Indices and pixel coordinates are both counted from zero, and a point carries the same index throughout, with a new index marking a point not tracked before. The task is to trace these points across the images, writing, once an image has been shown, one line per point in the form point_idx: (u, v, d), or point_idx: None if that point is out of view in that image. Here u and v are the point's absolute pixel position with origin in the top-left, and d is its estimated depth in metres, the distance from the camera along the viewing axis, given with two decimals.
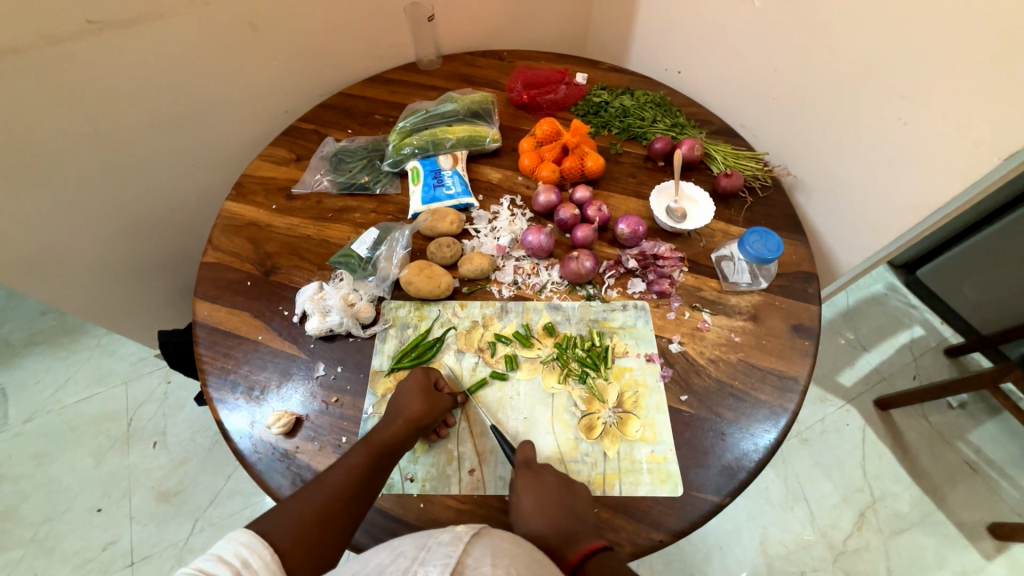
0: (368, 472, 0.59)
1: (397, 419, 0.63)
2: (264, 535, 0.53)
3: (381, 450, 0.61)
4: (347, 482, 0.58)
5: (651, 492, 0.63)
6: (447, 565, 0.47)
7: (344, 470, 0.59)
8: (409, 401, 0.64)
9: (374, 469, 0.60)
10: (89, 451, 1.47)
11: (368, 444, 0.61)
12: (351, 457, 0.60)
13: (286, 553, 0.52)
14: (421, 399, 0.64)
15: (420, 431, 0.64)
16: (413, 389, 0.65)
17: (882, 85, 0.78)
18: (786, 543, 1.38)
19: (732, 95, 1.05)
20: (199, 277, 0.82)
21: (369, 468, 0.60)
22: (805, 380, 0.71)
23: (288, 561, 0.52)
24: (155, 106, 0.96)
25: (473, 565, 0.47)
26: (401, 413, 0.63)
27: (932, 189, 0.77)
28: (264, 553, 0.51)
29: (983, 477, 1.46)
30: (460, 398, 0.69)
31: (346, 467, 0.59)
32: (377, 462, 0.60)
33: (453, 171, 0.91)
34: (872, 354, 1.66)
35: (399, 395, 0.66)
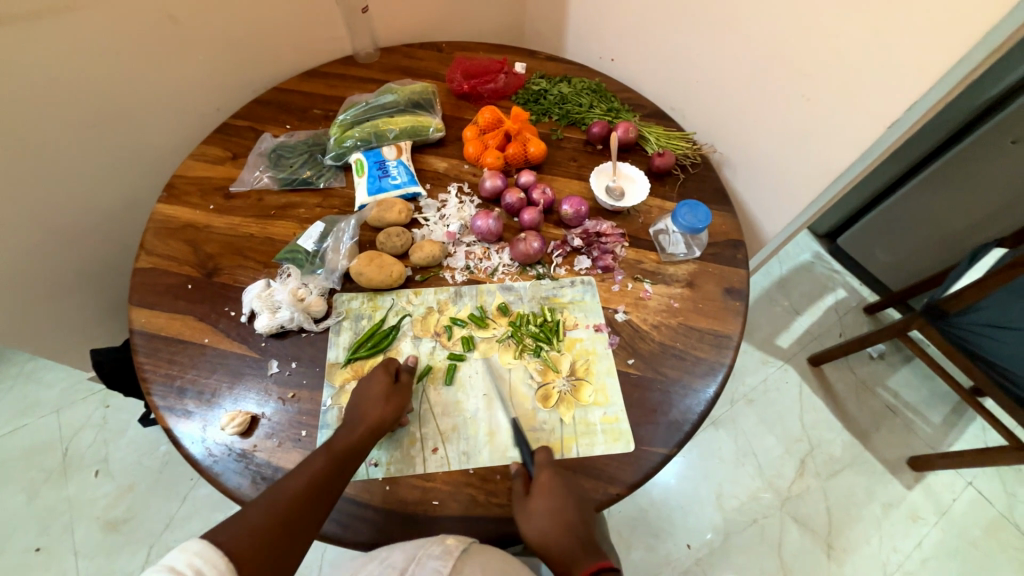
0: (331, 476, 0.59)
1: (360, 423, 0.63)
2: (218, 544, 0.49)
3: (344, 453, 0.61)
4: (308, 487, 0.57)
5: (606, 450, 0.67)
6: None
7: (306, 475, 0.58)
8: (372, 404, 0.64)
9: (337, 473, 0.59)
10: (19, 488, 1.35)
11: (331, 449, 0.61)
12: (313, 461, 0.59)
13: (240, 561, 0.49)
14: (384, 402, 0.65)
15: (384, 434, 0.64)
16: (377, 391, 0.65)
17: (786, 66, 0.87)
18: (740, 496, 1.49)
19: (662, 79, 1.12)
20: (133, 285, 0.78)
21: (332, 472, 0.59)
22: (737, 337, 0.78)
23: (242, 569, 0.49)
24: (68, 106, 0.89)
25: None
26: (364, 417, 0.64)
27: (835, 157, 0.86)
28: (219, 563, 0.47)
29: (901, 417, 1.65)
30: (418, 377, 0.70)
31: (308, 471, 0.58)
32: (339, 465, 0.60)
33: (397, 161, 0.91)
34: (804, 316, 1.82)
35: (360, 397, 0.65)
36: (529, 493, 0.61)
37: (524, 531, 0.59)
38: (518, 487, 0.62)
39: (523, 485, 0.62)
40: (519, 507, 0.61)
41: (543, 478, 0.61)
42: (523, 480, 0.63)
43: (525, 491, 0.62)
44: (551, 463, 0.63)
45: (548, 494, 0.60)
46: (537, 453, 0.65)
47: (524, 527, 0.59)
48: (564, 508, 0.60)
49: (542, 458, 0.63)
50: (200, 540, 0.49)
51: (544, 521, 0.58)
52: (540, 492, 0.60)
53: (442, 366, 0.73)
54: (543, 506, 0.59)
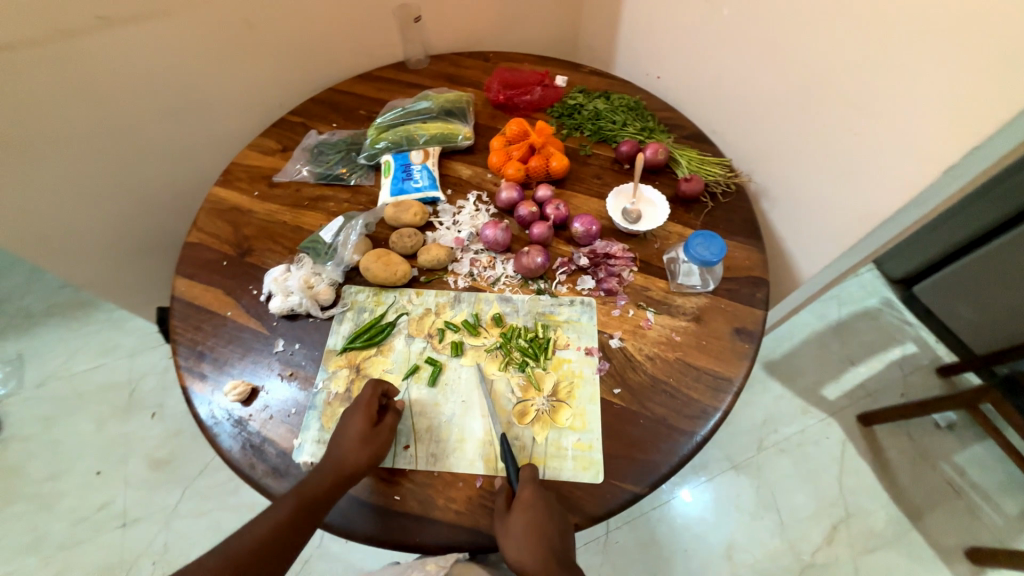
0: (295, 527, 0.60)
1: (331, 470, 0.63)
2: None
3: (310, 501, 0.61)
4: (272, 538, 0.60)
5: (573, 477, 0.66)
6: None
7: (272, 524, 0.60)
8: (345, 450, 0.64)
9: (301, 521, 0.61)
10: (93, 417, 1.57)
11: (297, 499, 0.61)
12: (280, 506, 0.61)
13: None
14: (357, 451, 0.64)
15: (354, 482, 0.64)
16: (354, 437, 0.64)
17: (836, 97, 0.81)
18: (753, 552, 1.38)
19: (707, 101, 1.07)
20: (180, 256, 0.89)
21: (296, 521, 0.60)
22: (739, 382, 0.73)
23: None
24: (156, 96, 1.03)
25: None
26: (335, 463, 0.63)
27: (881, 200, 0.79)
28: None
29: (965, 500, 1.43)
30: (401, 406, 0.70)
31: (275, 518, 0.60)
32: (303, 516, 0.61)
33: (422, 166, 0.95)
34: (861, 368, 1.64)
35: (335, 438, 0.65)
36: (510, 510, 0.62)
37: (504, 551, 0.60)
38: (501, 504, 0.63)
39: (505, 502, 0.63)
40: (500, 525, 0.61)
41: (524, 495, 0.62)
42: (505, 497, 0.63)
43: (506, 508, 0.63)
44: (535, 480, 0.64)
45: (527, 511, 0.61)
46: (522, 470, 0.65)
47: (505, 546, 0.60)
48: (544, 525, 0.60)
49: (526, 475, 0.64)
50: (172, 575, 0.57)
51: (523, 539, 0.59)
52: (519, 508, 0.61)
53: (428, 366, 0.75)
54: (521, 523, 0.60)
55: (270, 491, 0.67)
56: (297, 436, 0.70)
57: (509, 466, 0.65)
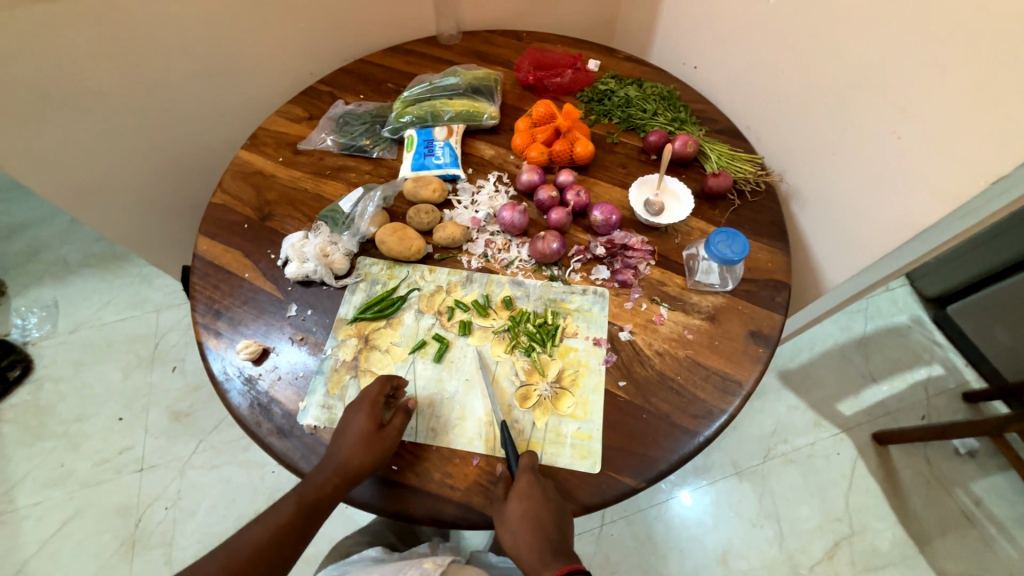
0: (296, 528, 0.64)
1: (330, 470, 0.63)
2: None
3: (312, 503, 0.63)
4: (274, 537, 0.63)
5: (569, 465, 0.66)
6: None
7: (274, 523, 0.64)
8: (350, 453, 0.63)
9: (303, 521, 0.64)
10: (119, 366, 1.64)
11: (299, 500, 0.64)
12: (284, 506, 0.64)
13: None
14: (362, 454, 0.63)
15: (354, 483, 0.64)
16: (354, 439, 0.64)
17: (881, 96, 0.76)
18: (749, 559, 1.36)
19: (744, 95, 1.02)
20: (204, 216, 0.91)
21: (298, 522, 0.64)
22: (749, 385, 0.71)
23: None
24: (189, 56, 1.05)
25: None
26: (340, 466, 0.63)
27: (919, 209, 0.74)
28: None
29: (979, 530, 1.38)
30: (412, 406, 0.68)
31: (278, 517, 0.64)
32: (304, 518, 0.64)
33: (445, 143, 0.94)
34: (881, 386, 1.58)
35: (341, 437, 0.65)
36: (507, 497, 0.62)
37: (501, 536, 0.62)
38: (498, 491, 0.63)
39: (504, 489, 0.63)
40: (497, 511, 0.62)
41: (522, 483, 0.61)
42: (503, 484, 0.63)
43: (504, 494, 0.63)
44: (533, 468, 0.63)
45: (523, 499, 0.60)
46: (522, 458, 0.64)
47: (502, 532, 0.61)
48: (541, 515, 0.61)
49: (525, 462, 0.63)
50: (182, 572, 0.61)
51: (518, 525, 0.60)
52: (516, 496, 0.61)
53: (435, 343, 0.75)
54: (517, 511, 0.60)
55: (274, 450, 0.69)
56: (303, 399, 0.72)
57: (508, 452, 0.65)
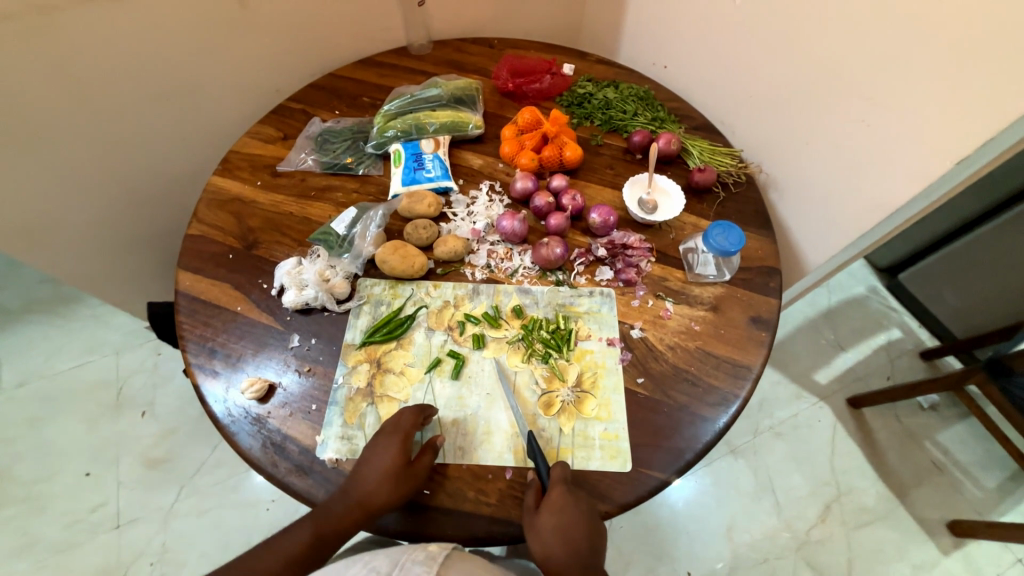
0: (307, 558, 0.61)
1: (352, 502, 0.62)
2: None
3: (329, 534, 0.62)
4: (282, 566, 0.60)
5: (601, 467, 0.66)
6: None
7: (286, 550, 0.61)
8: (376, 488, 0.61)
9: (316, 551, 0.62)
10: (80, 417, 1.51)
11: (316, 529, 0.62)
12: (299, 532, 0.62)
13: None
14: (387, 491, 0.61)
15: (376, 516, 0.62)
16: (378, 471, 0.62)
17: (848, 88, 0.82)
18: (752, 532, 1.43)
19: (715, 92, 1.07)
20: (182, 248, 0.85)
21: (310, 552, 0.61)
22: (757, 369, 0.74)
23: None
24: (144, 78, 0.98)
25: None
26: (363, 499, 0.61)
27: (891, 190, 0.81)
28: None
29: (948, 476, 1.51)
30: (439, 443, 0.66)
31: (290, 545, 0.61)
32: (317, 548, 0.62)
33: (434, 155, 0.93)
34: (850, 353, 1.69)
35: (368, 465, 0.63)
36: (539, 508, 0.61)
37: (528, 544, 0.60)
38: (530, 501, 0.62)
39: (535, 499, 0.62)
40: (527, 521, 0.61)
41: (554, 496, 0.60)
42: (534, 493, 0.63)
43: (535, 505, 0.62)
44: (564, 480, 0.62)
45: (557, 512, 0.60)
46: (552, 469, 0.64)
47: (530, 541, 0.59)
48: (574, 529, 0.59)
49: (557, 474, 0.63)
50: None
51: (550, 538, 0.58)
52: (549, 509, 0.60)
53: (451, 360, 0.74)
54: (550, 524, 0.59)
55: (295, 490, 0.65)
56: (319, 433, 0.69)
57: (538, 462, 0.65)
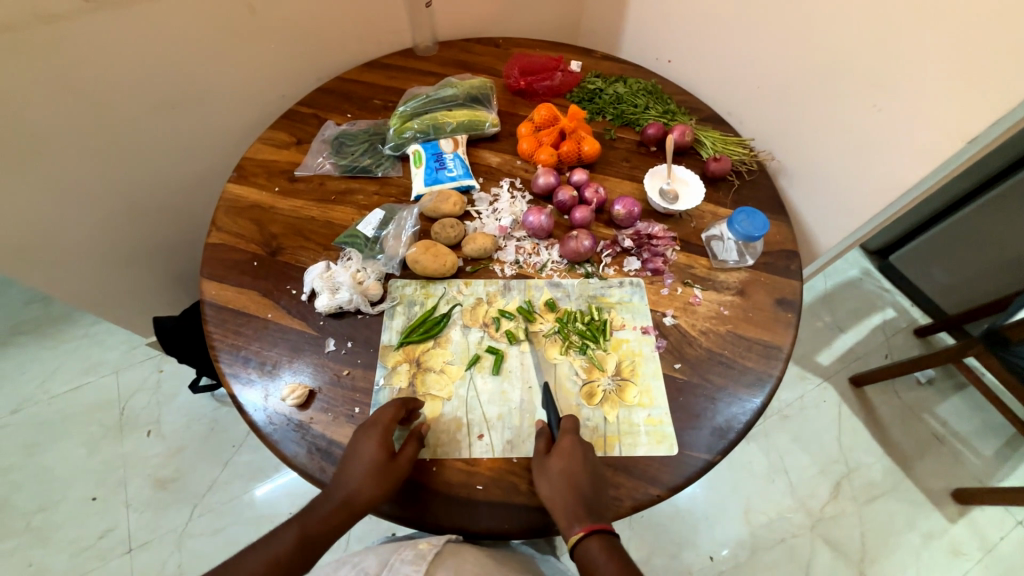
0: (293, 564, 0.58)
1: (337, 494, 0.61)
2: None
3: (314, 536, 0.60)
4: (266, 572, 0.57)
5: (648, 452, 0.68)
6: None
7: (268, 554, 0.58)
8: (360, 485, 0.60)
9: (300, 557, 0.59)
10: (81, 441, 1.46)
11: (302, 531, 0.60)
12: (282, 537, 0.59)
13: None
14: (371, 488, 0.60)
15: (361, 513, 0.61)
16: (360, 459, 0.62)
17: (857, 74, 0.85)
18: (768, 513, 1.46)
19: (721, 84, 1.10)
20: (203, 258, 0.84)
21: (295, 557, 0.58)
22: (788, 348, 0.77)
23: None
24: (147, 86, 0.96)
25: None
26: (347, 497, 0.60)
27: (903, 171, 0.84)
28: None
29: (948, 447, 1.56)
30: (422, 430, 0.67)
31: (273, 549, 0.58)
32: (302, 554, 0.59)
33: (454, 154, 0.93)
34: (849, 334, 1.74)
35: (351, 463, 0.62)
36: (549, 454, 0.64)
37: (537, 487, 0.62)
38: (540, 446, 0.65)
39: (545, 446, 0.65)
40: (536, 464, 0.64)
41: (564, 443, 0.64)
42: (543, 439, 0.66)
43: (545, 450, 0.65)
44: (575, 430, 0.65)
45: (566, 458, 0.62)
46: (562, 421, 0.67)
47: (537, 480, 0.63)
48: (579, 475, 0.61)
49: (569, 424, 0.66)
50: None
51: (558, 481, 0.61)
52: (558, 454, 0.63)
53: (488, 358, 0.74)
54: (558, 467, 0.62)
55: None
56: None
57: (549, 413, 0.69)
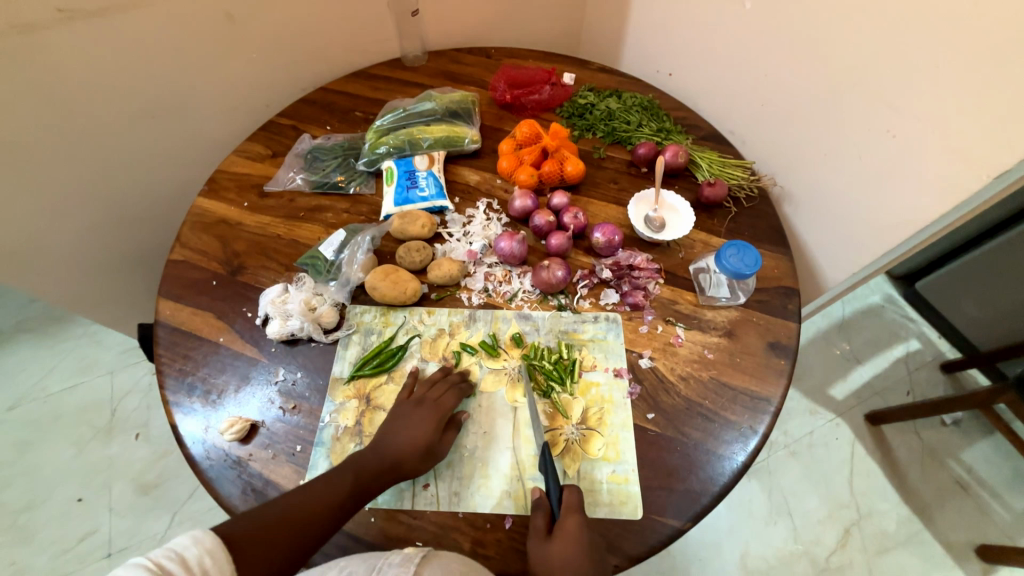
0: (350, 506, 0.57)
1: (388, 453, 0.61)
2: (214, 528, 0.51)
3: (368, 483, 0.59)
4: (322, 511, 0.56)
5: (610, 514, 0.61)
6: None
7: (327, 492, 0.57)
8: (410, 453, 0.61)
9: (356, 501, 0.58)
10: (72, 441, 1.36)
11: (359, 476, 0.59)
12: (339, 477, 0.59)
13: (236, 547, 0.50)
14: (418, 462, 0.61)
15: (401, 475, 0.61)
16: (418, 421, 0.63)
17: (868, 94, 0.77)
18: (767, 558, 1.31)
19: (725, 100, 1.02)
20: (164, 275, 0.81)
21: (351, 499, 0.58)
22: (777, 402, 0.69)
23: (237, 556, 0.50)
24: (128, 96, 0.93)
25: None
26: (397, 460, 0.61)
27: (919, 204, 0.75)
28: (224, 569, 0.48)
29: (973, 495, 1.40)
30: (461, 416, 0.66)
31: (329, 490, 0.57)
32: (358, 497, 0.58)
33: (428, 172, 0.88)
34: (866, 367, 1.58)
35: (400, 431, 0.63)
36: (550, 535, 0.57)
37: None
38: (540, 524, 0.57)
39: (544, 523, 0.58)
40: (535, 550, 0.56)
41: (570, 525, 0.56)
42: (543, 516, 0.58)
43: (545, 530, 0.57)
44: (579, 507, 0.58)
45: (573, 543, 0.55)
46: (564, 494, 0.59)
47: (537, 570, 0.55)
48: (582, 565, 0.54)
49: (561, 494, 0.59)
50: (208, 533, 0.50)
51: (561, 571, 0.53)
52: (564, 539, 0.55)
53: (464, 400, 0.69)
54: (562, 556, 0.54)
55: None
56: (304, 476, 0.63)
57: (549, 483, 0.60)
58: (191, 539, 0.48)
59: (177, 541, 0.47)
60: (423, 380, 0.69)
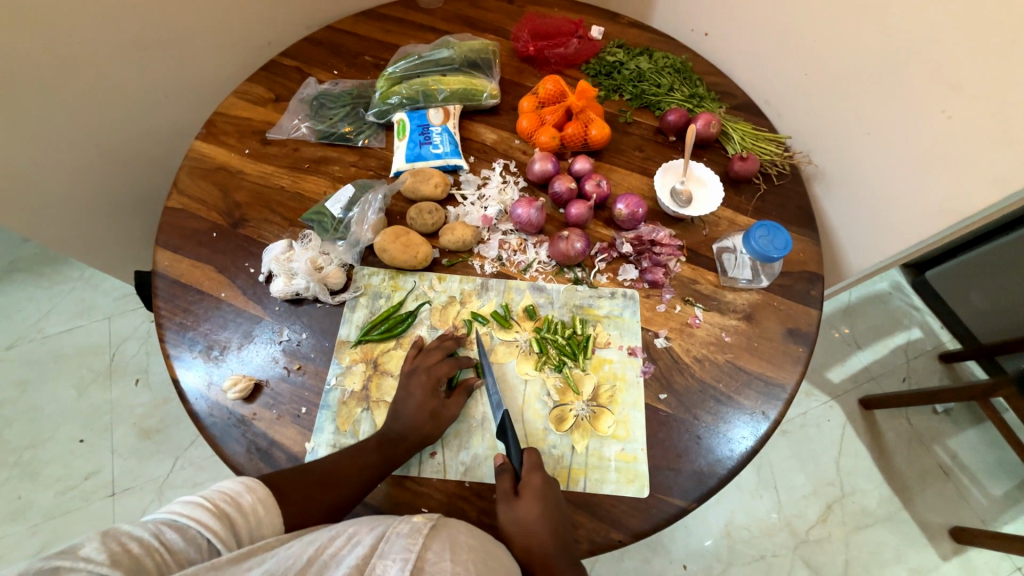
0: (376, 473, 0.58)
1: (396, 424, 0.61)
2: (261, 479, 0.54)
3: (386, 451, 0.59)
4: (346, 476, 0.57)
5: (616, 491, 0.61)
6: (407, 560, 0.45)
7: (351, 462, 0.58)
8: (414, 424, 0.60)
9: (379, 472, 0.58)
10: (72, 383, 1.36)
11: (374, 448, 0.59)
12: (359, 451, 0.59)
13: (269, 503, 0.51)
14: (428, 426, 0.61)
15: (418, 448, 0.61)
16: (418, 394, 0.62)
17: (928, 70, 0.71)
18: (751, 527, 1.36)
19: (764, 67, 0.94)
20: (161, 224, 0.77)
21: (375, 471, 0.58)
22: (792, 388, 0.67)
23: (271, 516, 0.51)
24: (120, 24, 0.84)
25: (433, 561, 0.46)
26: (403, 431, 0.60)
27: (967, 193, 0.70)
28: (275, 521, 0.51)
29: (954, 481, 1.43)
30: (474, 384, 0.65)
31: (352, 461, 0.58)
32: (380, 467, 0.58)
33: (442, 128, 0.83)
34: (866, 352, 1.58)
35: (402, 404, 0.62)
36: (519, 493, 0.57)
37: (512, 534, 0.55)
38: (507, 486, 0.57)
39: (511, 484, 0.57)
40: (505, 507, 0.56)
41: (535, 482, 0.57)
42: (509, 478, 0.58)
43: (514, 491, 0.57)
44: (543, 467, 0.59)
45: (540, 500, 0.56)
46: (524, 454, 0.59)
47: (512, 531, 0.55)
48: (560, 523, 0.56)
49: (534, 460, 0.59)
50: (259, 482, 0.53)
51: (534, 528, 0.54)
52: (531, 496, 0.56)
53: (469, 370, 0.67)
54: (534, 514, 0.55)
55: None
56: (308, 439, 0.62)
57: (509, 445, 0.60)
58: (243, 487, 0.51)
59: (227, 485, 0.51)
60: (422, 352, 0.67)
